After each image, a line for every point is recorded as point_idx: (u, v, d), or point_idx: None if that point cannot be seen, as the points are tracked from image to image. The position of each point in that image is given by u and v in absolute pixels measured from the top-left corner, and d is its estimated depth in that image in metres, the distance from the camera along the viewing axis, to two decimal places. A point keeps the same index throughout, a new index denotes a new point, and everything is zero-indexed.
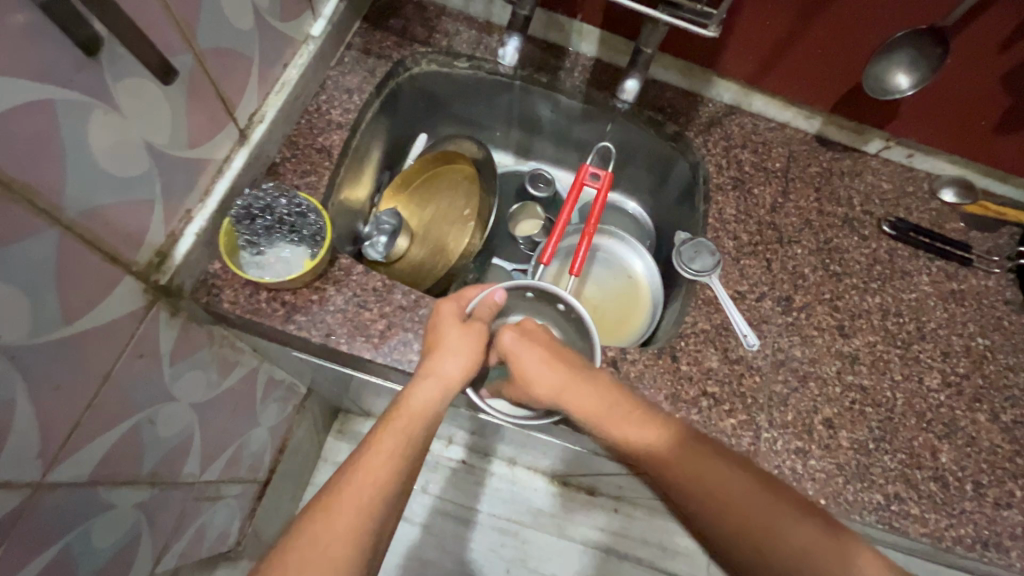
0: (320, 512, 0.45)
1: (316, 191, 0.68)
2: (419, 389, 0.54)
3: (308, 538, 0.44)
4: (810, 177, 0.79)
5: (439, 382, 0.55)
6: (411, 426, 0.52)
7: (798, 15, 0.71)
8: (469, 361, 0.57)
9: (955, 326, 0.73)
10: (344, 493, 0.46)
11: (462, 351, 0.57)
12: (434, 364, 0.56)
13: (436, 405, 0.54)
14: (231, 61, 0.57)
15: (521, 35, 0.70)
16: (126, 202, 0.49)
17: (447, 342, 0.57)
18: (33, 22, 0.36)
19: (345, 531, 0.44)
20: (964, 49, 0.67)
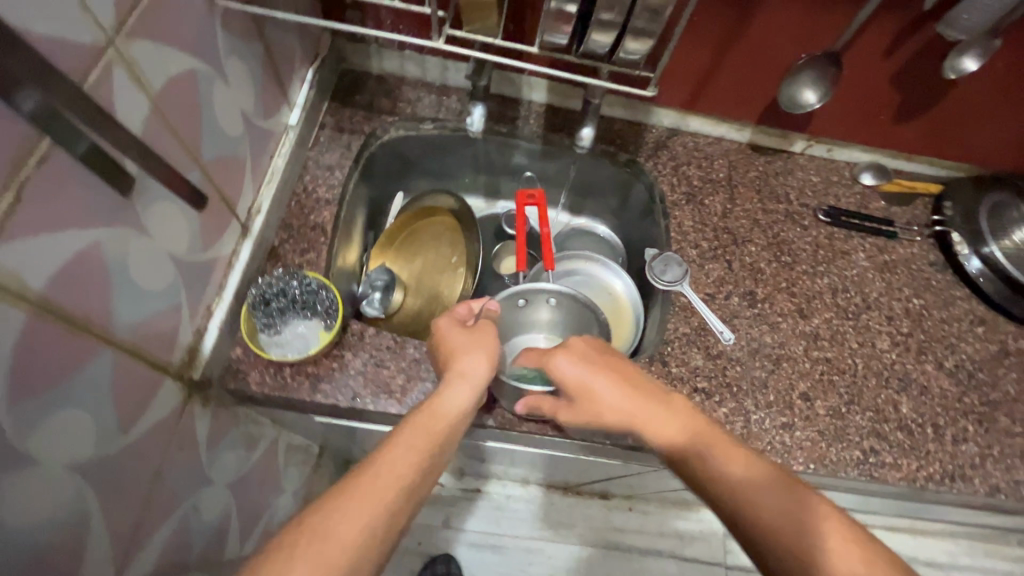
0: (338, 491, 0.45)
1: (318, 265, 0.74)
2: (449, 394, 0.57)
3: (323, 504, 0.44)
4: (750, 181, 0.90)
5: (462, 384, 0.58)
6: (433, 424, 0.54)
7: (712, 52, 0.79)
8: (488, 361, 0.61)
9: (893, 292, 0.84)
10: (364, 476, 0.47)
11: (487, 350, 0.62)
12: (456, 372, 0.59)
13: (462, 408, 0.57)
14: (229, 165, 0.62)
15: (485, 102, 0.71)
16: (161, 312, 0.53)
17: (467, 347, 0.62)
18: (87, 179, 0.41)
19: (353, 508, 0.44)
20: (855, 61, 0.76)
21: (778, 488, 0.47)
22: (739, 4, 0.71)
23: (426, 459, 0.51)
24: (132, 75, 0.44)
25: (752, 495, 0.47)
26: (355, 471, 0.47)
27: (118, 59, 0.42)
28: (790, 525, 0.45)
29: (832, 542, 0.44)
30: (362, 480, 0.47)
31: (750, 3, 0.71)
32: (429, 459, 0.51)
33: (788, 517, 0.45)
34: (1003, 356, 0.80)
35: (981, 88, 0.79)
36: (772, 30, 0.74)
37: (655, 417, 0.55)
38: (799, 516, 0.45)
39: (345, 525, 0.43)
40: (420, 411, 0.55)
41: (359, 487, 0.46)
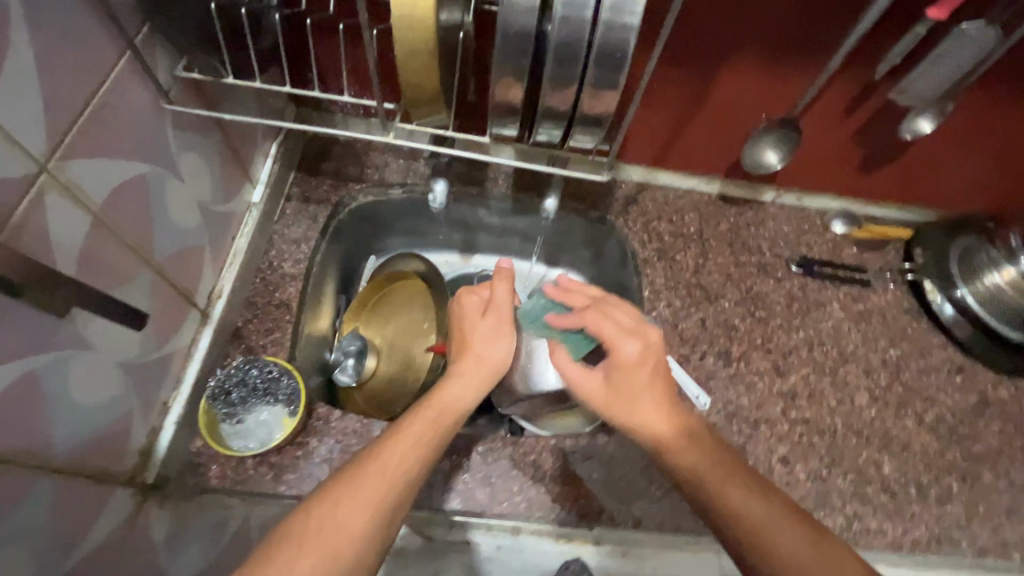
0: (347, 479, 0.47)
1: (283, 346, 0.72)
2: (455, 383, 0.58)
3: (330, 494, 0.46)
4: (722, 234, 0.90)
5: (472, 375, 0.59)
6: (441, 416, 0.54)
7: (675, 115, 0.79)
8: (507, 344, 0.62)
9: (870, 343, 0.83)
10: (371, 464, 0.48)
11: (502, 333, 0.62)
12: (468, 362, 0.60)
13: (467, 399, 0.57)
14: (185, 258, 0.61)
15: None
16: (108, 423, 0.52)
17: (483, 333, 0.62)
18: (17, 313, 0.40)
19: (355, 496, 0.46)
20: (814, 123, 0.77)
21: (776, 505, 0.49)
22: (696, 71, 0.72)
23: (432, 447, 0.52)
24: (70, 198, 0.43)
25: (748, 505, 0.49)
26: (361, 459, 0.49)
27: (53, 184, 0.41)
28: (782, 539, 0.47)
29: (817, 558, 0.45)
30: (366, 471, 0.48)
31: (706, 72, 0.72)
32: (433, 446, 0.52)
33: (785, 532, 0.47)
34: (983, 407, 0.80)
35: (942, 138, 0.80)
36: (730, 95, 0.74)
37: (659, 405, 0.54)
38: (789, 531, 0.47)
39: (349, 514, 0.45)
40: (422, 405, 0.55)
41: (364, 479, 0.47)
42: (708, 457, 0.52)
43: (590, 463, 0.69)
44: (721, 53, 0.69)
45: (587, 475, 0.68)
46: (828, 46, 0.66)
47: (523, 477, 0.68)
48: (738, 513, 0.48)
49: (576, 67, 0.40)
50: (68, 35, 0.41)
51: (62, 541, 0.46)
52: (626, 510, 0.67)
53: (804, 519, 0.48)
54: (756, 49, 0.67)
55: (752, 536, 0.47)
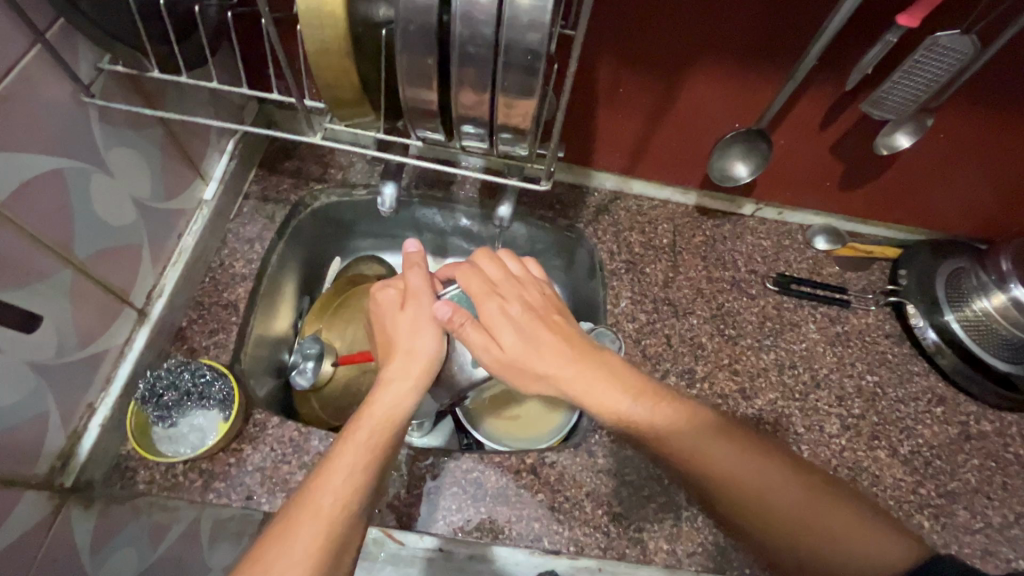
0: (284, 527, 0.47)
1: (226, 348, 0.70)
2: (386, 396, 0.57)
3: (270, 549, 0.46)
4: (696, 246, 0.86)
5: (402, 383, 0.58)
6: (376, 437, 0.54)
7: (645, 122, 0.76)
8: (434, 338, 0.60)
9: (845, 367, 0.79)
10: (308, 509, 0.48)
11: (422, 333, 0.60)
12: (396, 368, 0.59)
13: (403, 405, 0.57)
14: (116, 255, 0.59)
15: (394, 181, 0.68)
16: (13, 425, 0.50)
17: (406, 330, 0.61)
18: None
19: (297, 544, 0.46)
20: (790, 133, 0.73)
21: (730, 440, 0.53)
22: (662, 75, 0.68)
23: (368, 469, 0.52)
24: None
25: (712, 455, 0.52)
26: (298, 505, 0.49)
27: None
28: (746, 472, 0.51)
29: (803, 506, 0.50)
30: (304, 515, 0.48)
31: (672, 77, 0.68)
32: (370, 469, 0.52)
33: (748, 465, 0.51)
34: (964, 441, 0.75)
35: (929, 155, 0.75)
36: (699, 102, 0.71)
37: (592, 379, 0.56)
38: (748, 461, 0.52)
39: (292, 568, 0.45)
40: (353, 426, 0.54)
41: (303, 523, 0.47)
42: (677, 421, 0.54)
43: (535, 484, 0.66)
44: (687, 57, 0.65)
45: (531, 496, 0.65)
46: (798, 52, 0.62)
47: (462, 495, 0.65)
48: (708, 467, 0.52)
49: (486, 69, 0.37)
50: None
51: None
52: (567, 535, 0.64)
53: (754, 440, 0.54)
54: (723, 53, 0.64)
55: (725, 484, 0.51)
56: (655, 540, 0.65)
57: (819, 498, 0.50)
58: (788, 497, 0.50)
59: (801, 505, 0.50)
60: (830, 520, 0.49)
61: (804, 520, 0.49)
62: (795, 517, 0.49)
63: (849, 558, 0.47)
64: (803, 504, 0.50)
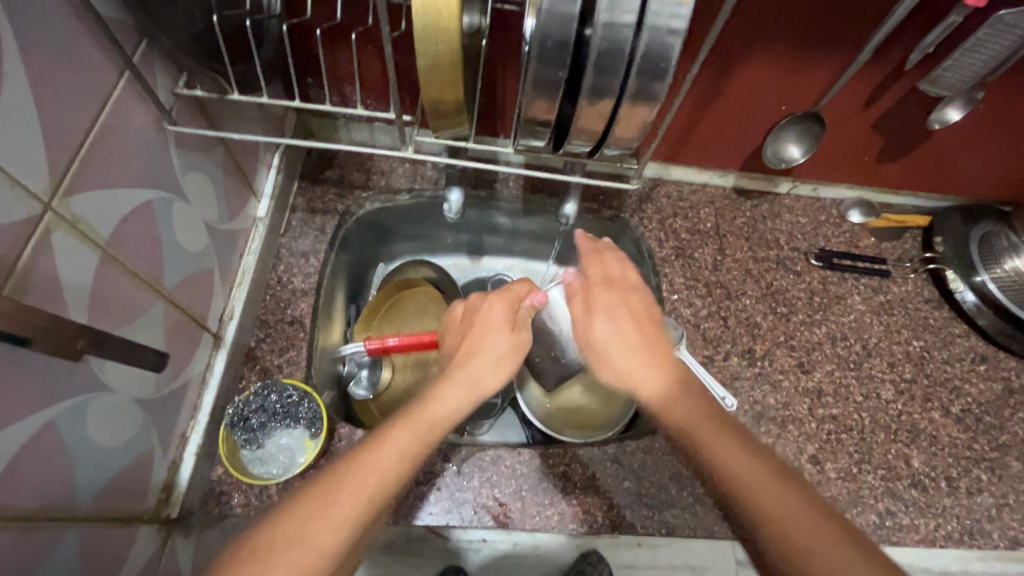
0: (318, 492, 0.41)
1: (299, 366, 0.69)
2: (449, 391, 0.51)
3: (293, 524, 0.39)
4: (739, 228, 0.87)
5: (466, 386, 0.51)
6: (431, 428, 0.48)
7: (693, 108, 0.77)
8: (510, 355, 0.55)
9: (892, 335, 0.82)
10: (343, 486, 0.42)
11: (505, 343, 0.55)
12: (465, 367, 0.53)
13: (458, 412, 0.50)
14: (194, 282, 0.58)
15: (459, 190, 0.77)
16: (128, 462, 0.49)
17: (488, 331, 0.55)
18: (33, 364, 0.37)
19: (324, 519, 0.40)
20: (835, 110, 0.75)
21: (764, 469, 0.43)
22: (718, 64, 0.69)
23: (408, 462, 0.45)
24: (78, 234, 0.40)
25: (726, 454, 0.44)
26: (335, 477, 0.42)
27: (60, 221, 0.38)
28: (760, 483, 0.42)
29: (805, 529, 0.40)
30: (346, 484, 0.42)
31: (727, 64, 0.69)
32: (412, 464, 0.45)
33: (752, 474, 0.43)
34: (1008, 396, 0.79)
35: (963, 128, 0.78)
36: (751, 87, 0.72)
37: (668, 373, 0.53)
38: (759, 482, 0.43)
39: (302, 555, 0.38)
40: (406, 413, 0.48)
41: (344, 494, 0.41)
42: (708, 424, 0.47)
43: (620, 472, 0.68)
44: (744, 46, 0.66)
45: (618, 484, 0.67)
46: (857, 34, 0.63)
47: (552, 490, 0.67)
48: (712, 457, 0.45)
49: (617, 76, 0.39)
50: (66, 57, 0.38)
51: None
52: (657, 519, 0.67)
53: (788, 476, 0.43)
54: (782, 39, 0.65)
55: (721, 475, 0.44)
56: None
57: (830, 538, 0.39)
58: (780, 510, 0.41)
59: (806, 519, 0.40)
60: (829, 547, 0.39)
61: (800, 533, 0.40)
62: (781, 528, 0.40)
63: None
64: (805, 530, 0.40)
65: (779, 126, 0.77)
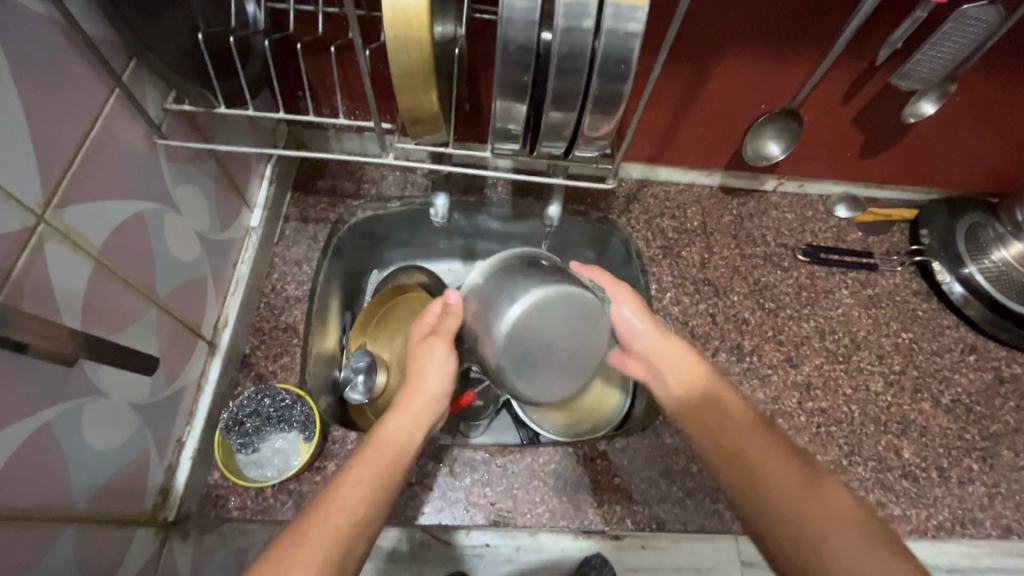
0: (291, 533, 0.42)
1: (293, 371, 0.71)
2: (394, 421, 0.54)
3: (284, 550, 0.41)
4: (726, 226, 0.88)
5: (412, 411, 0.55)
6: (384, 458, 0.50)
7: (674, 109, 0.78)
8: (445, 375, 0.57)
9: (880, 328, 0.82)
10: (323, 511, 0.44)
11: (438, 368, 0.58)
12: (410, 394, 0.56)
13: (414, 438, 0.54)
14: (187, 290, 0.60)
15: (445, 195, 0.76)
16: (124, 466, 0.51)
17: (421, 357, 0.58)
18: (29, 367, 0.39)
19: (295, 555, 0.41)
20: (813, 107, 0.76)
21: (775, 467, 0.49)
22: (696, 65, 0.71)
23: (374, 489, 0.47)
24: (70, 244, 0.42)
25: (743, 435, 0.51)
26: (305, 518, 0.43)
27: (52, 232, 0.40)
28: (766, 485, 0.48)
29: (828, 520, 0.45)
30: (313, 520, 0.43)
31: (704, 64, 0.70)
32: (380, 492, 0.47)
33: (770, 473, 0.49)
34: (998, 385, 0.79)
35: (943, 121, 0.79)
36: (730, 87, 0.74)
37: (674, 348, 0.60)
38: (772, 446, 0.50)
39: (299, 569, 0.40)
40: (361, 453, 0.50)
41: (313, 528, 0.42)
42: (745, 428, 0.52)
43: (610, 469, 0.68)
44: (720, 46, 0.68)
45: (608, 480, 0.68)
46: (830, 31, 0.65)
47: (543, 487, 0.67)
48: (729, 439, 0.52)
49: (579, 78, 0.41)
50: (57, 76, 0.40)
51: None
52: (648, 514, 0.67)
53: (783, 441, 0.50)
54: (757, 39, 0.66)
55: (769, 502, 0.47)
56: (729, 508, 0.69)
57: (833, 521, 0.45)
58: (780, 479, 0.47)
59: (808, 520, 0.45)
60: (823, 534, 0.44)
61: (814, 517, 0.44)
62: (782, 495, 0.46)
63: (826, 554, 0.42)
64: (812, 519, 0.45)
65: (758, 123, 0.78)
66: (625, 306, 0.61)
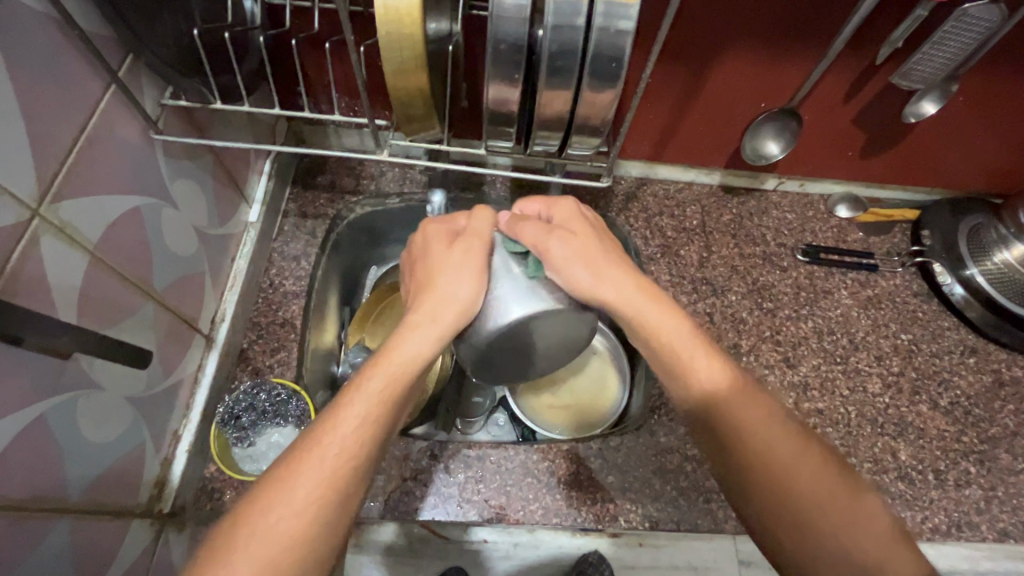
0: (280, 475, 0.38)
1: (290, 366, 0.71)
2: (412, 335, 0.45)
3: (263, 500, 0.37)
4: (725, 225, 0.88)
5: (434, 323, 0.45)
6: (395, 385, 0.43)
7: (674, 108, 0.78)
8: (476, 285, 0.46)
9: (879, 329, 0.82)
10: (294, 477, 0.38)
11: (464, 271, 0.46)
12: (432, 302, 0.46)
13: (417, 372, 0.44)
14: (184, 285, 0.60)
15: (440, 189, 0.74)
16: (120, 458, 0.51)
17: (445, 265, 0.47)
18: (26, 360, 0.40)
19: (286, 506, 0.37)
20: (814, 106, 0.76)
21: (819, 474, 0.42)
22: (695, 63, 0.70)
23: (355, 455, 0.40)
24: (66, 239, 0.42)
25: (767, 437, 0.43)
26: (293, 457, 0.39)
27: (48, 226, 0.40)
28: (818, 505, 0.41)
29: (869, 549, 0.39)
30: (306, 461, 0.38)
31: (704, 63, 0.70)
32: (382, 432, 0.42)
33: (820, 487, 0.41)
34: (998, 388, 0.79)
35: (944, 121, 0.78)
36: (730, 85, 0.73)
37: (628, 299, 0.48)
38: (796, 446, 0.43)
39: (287, 523, 0.36)
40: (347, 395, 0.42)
41: (307, 471, 0.38)
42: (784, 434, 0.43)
43: (604, 467, 0.69)
44: (719, 44, 0.67)
45: (602, 479, 0.68)
46: (830, 29, 0.64)
47: (537, 484, 0.68)
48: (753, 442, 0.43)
49: (570, 75, 0.41)
50: (54, 71, 0.41)
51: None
52: (642, 512, 0.67)
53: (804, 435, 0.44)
54: (756, 37, 0.66)
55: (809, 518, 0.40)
56: (722, 507, 0.69)
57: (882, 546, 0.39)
58: (819, 486, 0.41)
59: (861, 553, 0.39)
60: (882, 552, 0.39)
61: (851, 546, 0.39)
62: (829, 505, 0.40)
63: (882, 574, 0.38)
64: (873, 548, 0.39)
65: (757, 123, 0.78)
66: (574, 261, 0.47)
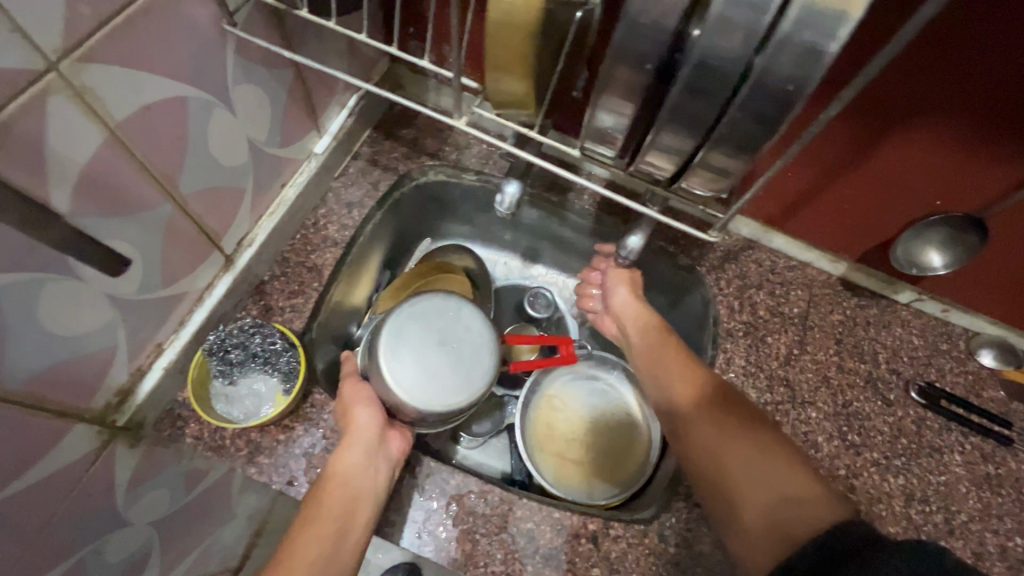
0: None
1: (300, 315, 0.65)
2: (344, 452, 0.52)
3: None
4: (832, 326, 0.72)
5: (358, 441, 0.53)
6: (339, 498, 0.50)
7: (823, 169, 0.64)
8: (378, 408, 0.55)
9: (989, 520, 0.64)
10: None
11: (368, 405, 0.55)
12: (348, 428, 0.54)
13: (371, 471, 0.52)
14: (219, 196, 0.55)
15: (518, 180, 0.65)
16: (79, 356, 0.47)
17: (350, 404, 0.55)
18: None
19: None
20: (1007, 224, 0.60)
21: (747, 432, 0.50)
22: (874, 124, 0.56)
23: (327, 552, 0.46)
24: (81, 105, 0.37)
25: (752, 471, 0.48)
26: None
27: (61, 85, 0.35)
28: (732, 453, 0.50)
29: (789, 491, 0.45)
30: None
31: (883, 125, 0.56)
32: (339, 539, 0.47)
33: (728, 436, 0.51)
34: None
35: None
36: (902, 164, 0.59)
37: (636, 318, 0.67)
38: (739, 437, 0.50)
39: None
40: (317, 497, 0.50)
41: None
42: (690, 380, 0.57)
43: (593, 557, 0.57)
44: (912, 109, 0.53)
45: (585, 569, 0.57)
46: None
47: (509, 544, 0.58)
48: (736, 477, 0.48)
49: (722, 86, 0.31)
50: None
51: (10, 469, 0.41)
52: None
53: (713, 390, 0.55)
54: (969, 117, 0.51)
55: (716, 471, 0.50)
56: None
57: (806, 489, 0.44)
58: (731, 444, 0.50)
59: (760, 492, 0.46)
60: (781, 488, 0.45)
61: (745, 491, 0.47)
62: (728, 458, 0.50)
63: (767, 513, 0.45)
64: (770, 486, 0.46)
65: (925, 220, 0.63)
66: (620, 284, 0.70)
